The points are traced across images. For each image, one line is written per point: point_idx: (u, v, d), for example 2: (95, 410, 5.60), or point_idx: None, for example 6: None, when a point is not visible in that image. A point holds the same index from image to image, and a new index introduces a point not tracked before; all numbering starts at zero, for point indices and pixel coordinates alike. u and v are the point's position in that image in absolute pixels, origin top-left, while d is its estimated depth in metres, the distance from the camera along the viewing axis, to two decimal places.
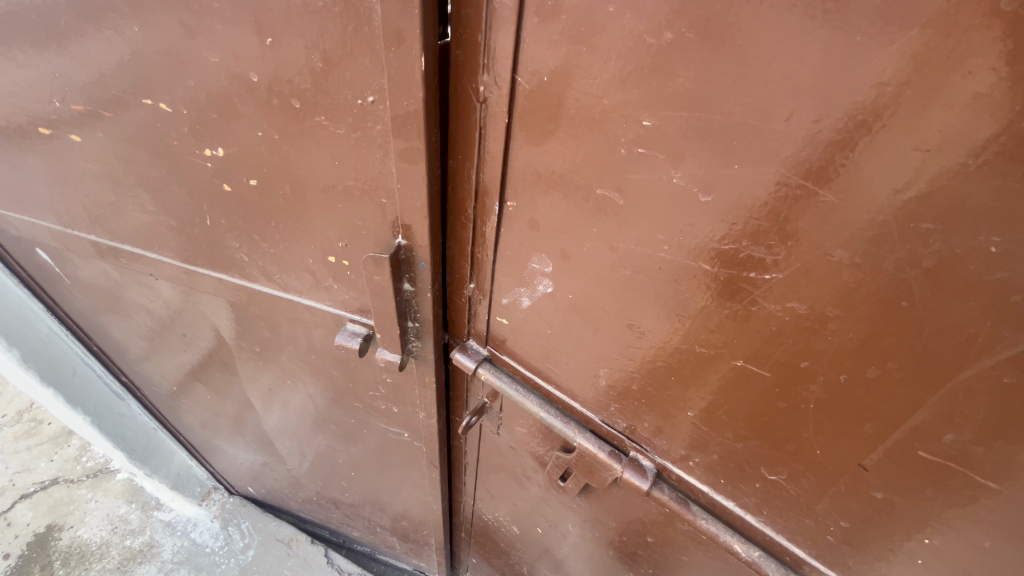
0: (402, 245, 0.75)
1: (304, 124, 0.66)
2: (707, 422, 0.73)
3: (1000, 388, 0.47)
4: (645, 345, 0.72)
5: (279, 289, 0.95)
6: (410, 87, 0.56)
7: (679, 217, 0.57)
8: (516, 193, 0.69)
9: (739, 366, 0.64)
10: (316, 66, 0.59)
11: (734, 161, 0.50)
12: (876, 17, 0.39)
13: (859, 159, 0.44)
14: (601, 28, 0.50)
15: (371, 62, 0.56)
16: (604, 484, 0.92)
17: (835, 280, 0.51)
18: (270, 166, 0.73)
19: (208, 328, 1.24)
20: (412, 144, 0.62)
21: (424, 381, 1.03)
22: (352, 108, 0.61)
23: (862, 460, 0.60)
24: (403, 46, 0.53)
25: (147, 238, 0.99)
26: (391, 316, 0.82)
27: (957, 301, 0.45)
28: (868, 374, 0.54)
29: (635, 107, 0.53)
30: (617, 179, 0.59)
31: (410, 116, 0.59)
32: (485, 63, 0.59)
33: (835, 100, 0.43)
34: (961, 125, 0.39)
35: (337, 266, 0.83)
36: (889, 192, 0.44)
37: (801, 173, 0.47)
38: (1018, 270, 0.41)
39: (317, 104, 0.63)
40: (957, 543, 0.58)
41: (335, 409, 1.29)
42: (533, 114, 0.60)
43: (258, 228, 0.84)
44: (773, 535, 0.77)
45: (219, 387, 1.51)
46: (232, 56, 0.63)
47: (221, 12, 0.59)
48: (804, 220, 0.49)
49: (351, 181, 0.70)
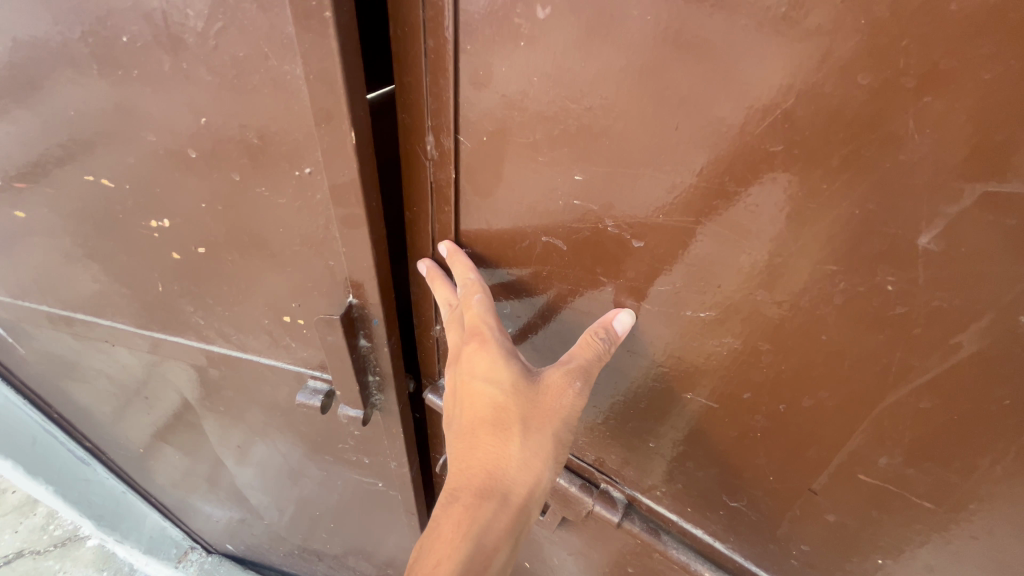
0: (354, 302, 0.72)
1: (247, 195, 0.64)
2: (669, 451, 0.75)
3: (919, 413, 0.49)
4: (604, 382, 0.74)
5: (239, 350, 0.89)
6: (345, 160, 0.56)
7: (620, 261, 0.60)
8: (470, 240, 0.70)
9: (690, 398, 0.66)
10: (252, 140, 0.59)
11: (662, 213, 0.53)
12: (763, 85, 0.42)
13: (765, 209, 0.47)
14: (528, 94, 0.52)
15: (305, 136, 0.56)
16: (580, 517, 0.89)
17: (763, 315, 0.53)
18: (217, 234, 0.71)
19: (172, 392, 1.18)
20: (353, 210, 0.60)
21: (392, 432, 0.94)
22: (292, 178, 0.61)
23: (812, 485, 0.61)
24: (333, 123, 0.53)
25: (99, 306, 0.95)
26: (347, 373, 0.78)
27: (869, 334, 0.48)
28: (804, 403, 0.56)
29: (566, 162, 0.55)
30: (558, 228, 0.61)
31: (346, 185, 0.58)
32: (429, 125, 0.60)
33: (738, 157, 0.46)
34: (853, 179, 0.42)
35: (292, 325, 0.79)
36: (794, 237, 0.47)
37: (717, 220, 0.50)
38: (916, 305, 0.44)
39: (257, 176, 0.62)
40: (907, 563, 0.59)
41: (303, 466, 1.18)
42: (476, 170, 0.62)
43: (211, 292, 0.80)
44: (743, 561, 0.77)
45: (187, 448, 1.45)
46: (170, 133, 0.62)
47: (155, 94, 0.59)
48: (723, 261, 0.52)
49: (299, 245, 0.68)
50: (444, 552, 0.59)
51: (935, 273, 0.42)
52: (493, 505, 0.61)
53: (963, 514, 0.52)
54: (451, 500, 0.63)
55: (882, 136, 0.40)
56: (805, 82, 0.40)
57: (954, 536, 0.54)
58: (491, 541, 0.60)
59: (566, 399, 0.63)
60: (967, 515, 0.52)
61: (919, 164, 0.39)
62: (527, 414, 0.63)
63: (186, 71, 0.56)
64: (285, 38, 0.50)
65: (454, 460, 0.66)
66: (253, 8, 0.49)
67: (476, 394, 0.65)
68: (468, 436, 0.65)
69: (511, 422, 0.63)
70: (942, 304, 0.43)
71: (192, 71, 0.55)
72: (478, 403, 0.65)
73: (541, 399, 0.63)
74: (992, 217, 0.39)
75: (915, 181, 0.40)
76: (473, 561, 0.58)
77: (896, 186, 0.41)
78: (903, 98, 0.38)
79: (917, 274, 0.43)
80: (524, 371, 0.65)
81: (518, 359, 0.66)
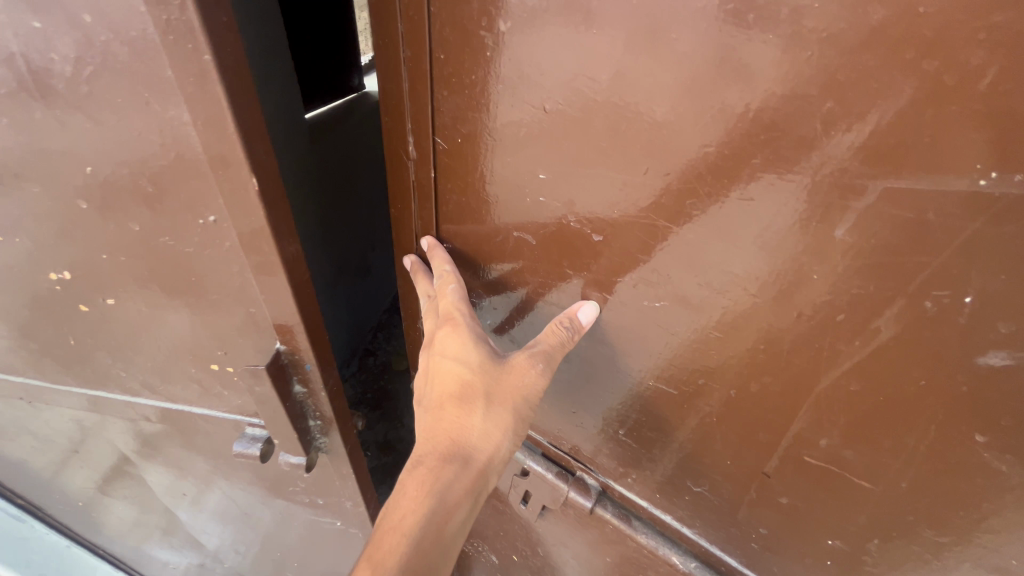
0: (282, 349, 0.67)
1: (150, 245, 0.58)
2: (635, 439, 0.76)
3: (851, 396, 0.51)
4: (575, 369, 0.75)
5: (168, 401, 0.82)
6: (248, 204, 0.51)
7: (585, 254, 0.60)
8: (450, 236, 0.72)
9: (651, 385, 0.68)
10: (146, 188, 0.52)
11: (616, 208, 0.54)
12: (693, 93, 0.43)
13: (706, 206, 0.48)
14: (495, 99, 0.54)
15: (202, 184, 0.51)
16: (558, 503, 0.90)
17: (710, 305, 0.55)
18: (125, 287, 0.64)
19: (104, 444, 1.09)
20: (266, 257, 0.56)
21: (344, 473, 0.89)
22: (196, 227, 0.55)
23: (765, 468, 0.63)
24: (231, 169, 0.49)
25: (8, 363, 0.86)
26: (282, 423, 0.73)
27: (800, 321, 0.50)
28: (752, 388, 0.58)
29: (532, 162, 0.56)
30: (527, 223, 0.62)
31: (258, 232, 0.53)
32: (411, 128, 0.63)
33: (675, 158, 0.47)
34: (776, 180, 0.44)
35: (222, 374, 0.72)
36: (735, 231, 0.48)
37: (665, 216, 0.51)
38: (840, 293, 0.46)
39: (158, 224, 0.55)
40: (854, 544, 0.61)
41: (257, 508, 1.12)
42: (453, 169, 0.64)
43: (129, 345, 0.72)
44: (708, 546, 0.79)
45: (131, 498, 1.34)
46: (53, 183, 0.54)
47: (26, 142, 0.51)
48: (672, 254, 0.54)
49: (213, 294, 0.62)
50: (408, 506, 0.60)
51: (854, 262, 0.44)
52: (455, 467, 0.62)
53: (899, 494, 0.54)
54: (414, 465, 0.64)
55: (794, 140, 0.41)
56: (725, 88, 0.41)
57: (893, 514, 0.55)
58: (453, 498, 0.61)
59: (529, 378, 0.64)
60: (901, 494, 0.54)
61: (828, 165, 0.41)
62: (492, 389, 0.64)
63: (58, 117, 0.49)
64: (164, 81, 0.44)
65: (422, 431, 0.67)
66: (125, 52, 0.43)
67: (444, 373, 0.66)
68: (435, 410, 0.66)
69: (477, 396, 0.64)
70: (861, 292, 0.45)
71: (68, 119, 0.48)
72: (446, 381, 0.66)
73: (508, 378, 0.64)
74: (893, 211, 0.40)
75: (827, 180, 0.42)
76: (433, 518, 0.59)
77: (811, 185, 0.42)
78: (810, 103, 0.39)
79: (837, 263, 0.45)
80: (491, 352, 0.66)
81: (488, 342, 0.67)
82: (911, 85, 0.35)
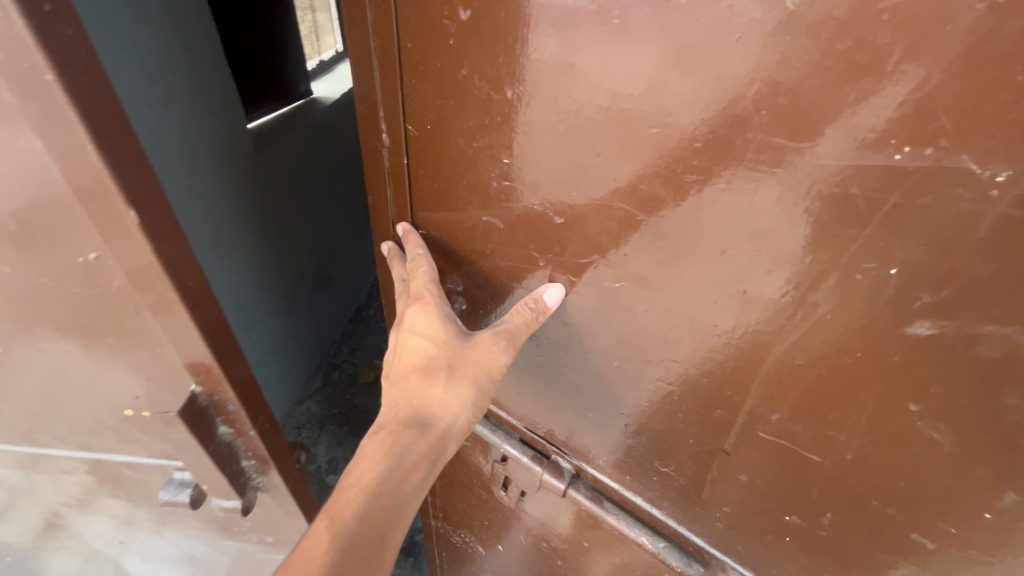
0: (199, 392, 0.62)
1: (27, 289, 0.51)
2: (605, 421, 0.76)
3: (798, 370, 0.52)
4: (546, 350, 0.74)
5: (84, 451, 0.75)
6: (129, 239, 0.46)
7: (550, 236, 0.58)
8: (423, 223, 0.70)
9: (617, 365, 0.67)
10: (10, 226, 0.46)
11: (575, 189, 0.52)
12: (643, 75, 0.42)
13: (657, 187, 0.47)
14: (460, 85, 0.53)
15: (71, 220, 0.45)
16: (536, 487, 0.90)
17: (665, 287, 0.54)
18: (9, 335, 0.57)
19: (24, 499, 0.99)
20: (162, 294, 0.51)
21: (290, 512, 0.84)
22: (76, 266, 0.49)
23: (725, 446, 0.64)
24: (103, 202, 0.44)
25: None
26: (206, 466, 0.69)
27: (740, 298, 0.50)
28: (708, 366, 0.58)
29: (496, 146, 0.55)
30: (493, 207, 0.60)
31: (148, 269, 0.48)
32: (383, 116, 0.62)
33: (627, 141, 0.46)
34: (714, 159, 0.43)
35: (138, 419, 0.66)
36: (688, 211, 0.47)
37: (619, 197, 0.50)
38: (781, 269, 0.46)
39: (31, 266, 0.49)
40: (808, 519, 0.62)
41: (205, 550, 1.05)
42: (422, 155, 0.62)
43: (28, 395, 0.65)
44: (677, 527, 0.79)
45: (68, 551, 1.24)
46: None
47: None
48: (628, 235, 0.53)
49: (110, 338, 0.56)
50: (366, 466, 0.60)
51: (791, 237, 0.44)
52: (413, 431, 0.62)
53: (845, 467, 0.55)
54: (376, 429, 0.64)
55: (722, 120, 0.41)
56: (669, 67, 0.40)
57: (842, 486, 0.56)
58: (410, 460, 0.61)
59: (491, 355, 0.64)
60: (847, 467, 0.55)
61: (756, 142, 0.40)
62: (455, 361, 0.64)
63: None
64: (3, 105, 0.38)
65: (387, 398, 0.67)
66: None
67: (410, 348, 0.66)
68: (399, 381, 0.66)
69: (439, 366, 0.64)
70: (802, 266, 0.45)
71: None
72: (412, 354, 0.66)
73: (471, 355, 0.64)
74: (818, 186, 0.40)
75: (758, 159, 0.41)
76: (390, 479, 0.59)
77: (743, 165, 0.42)
78: (728, 85, 0.39)
79: (774, 240, 0.45)
80: (458, 330, 0.66)
81: (455, 321, 0.67)
82: (828, 64, 0.35)
